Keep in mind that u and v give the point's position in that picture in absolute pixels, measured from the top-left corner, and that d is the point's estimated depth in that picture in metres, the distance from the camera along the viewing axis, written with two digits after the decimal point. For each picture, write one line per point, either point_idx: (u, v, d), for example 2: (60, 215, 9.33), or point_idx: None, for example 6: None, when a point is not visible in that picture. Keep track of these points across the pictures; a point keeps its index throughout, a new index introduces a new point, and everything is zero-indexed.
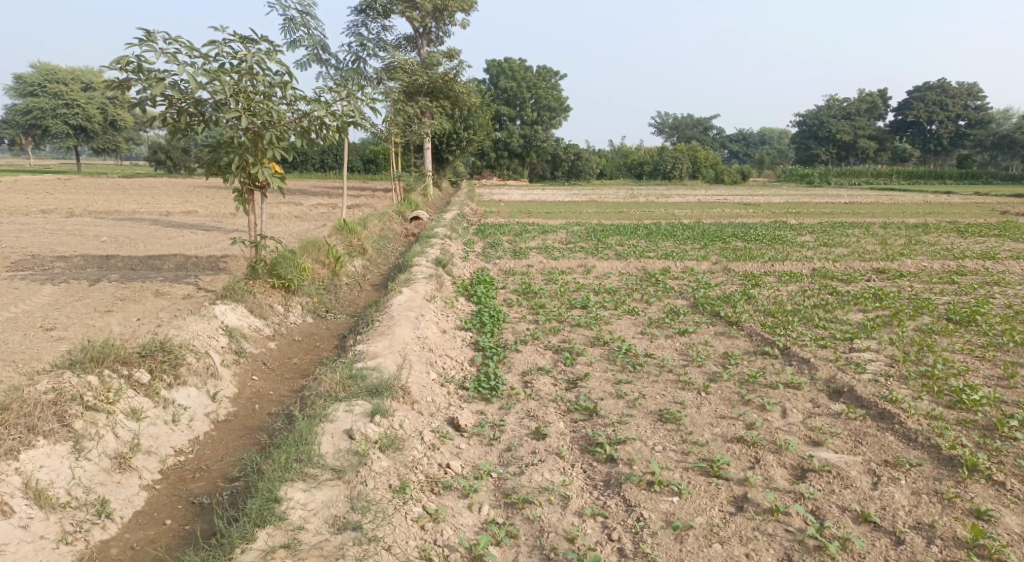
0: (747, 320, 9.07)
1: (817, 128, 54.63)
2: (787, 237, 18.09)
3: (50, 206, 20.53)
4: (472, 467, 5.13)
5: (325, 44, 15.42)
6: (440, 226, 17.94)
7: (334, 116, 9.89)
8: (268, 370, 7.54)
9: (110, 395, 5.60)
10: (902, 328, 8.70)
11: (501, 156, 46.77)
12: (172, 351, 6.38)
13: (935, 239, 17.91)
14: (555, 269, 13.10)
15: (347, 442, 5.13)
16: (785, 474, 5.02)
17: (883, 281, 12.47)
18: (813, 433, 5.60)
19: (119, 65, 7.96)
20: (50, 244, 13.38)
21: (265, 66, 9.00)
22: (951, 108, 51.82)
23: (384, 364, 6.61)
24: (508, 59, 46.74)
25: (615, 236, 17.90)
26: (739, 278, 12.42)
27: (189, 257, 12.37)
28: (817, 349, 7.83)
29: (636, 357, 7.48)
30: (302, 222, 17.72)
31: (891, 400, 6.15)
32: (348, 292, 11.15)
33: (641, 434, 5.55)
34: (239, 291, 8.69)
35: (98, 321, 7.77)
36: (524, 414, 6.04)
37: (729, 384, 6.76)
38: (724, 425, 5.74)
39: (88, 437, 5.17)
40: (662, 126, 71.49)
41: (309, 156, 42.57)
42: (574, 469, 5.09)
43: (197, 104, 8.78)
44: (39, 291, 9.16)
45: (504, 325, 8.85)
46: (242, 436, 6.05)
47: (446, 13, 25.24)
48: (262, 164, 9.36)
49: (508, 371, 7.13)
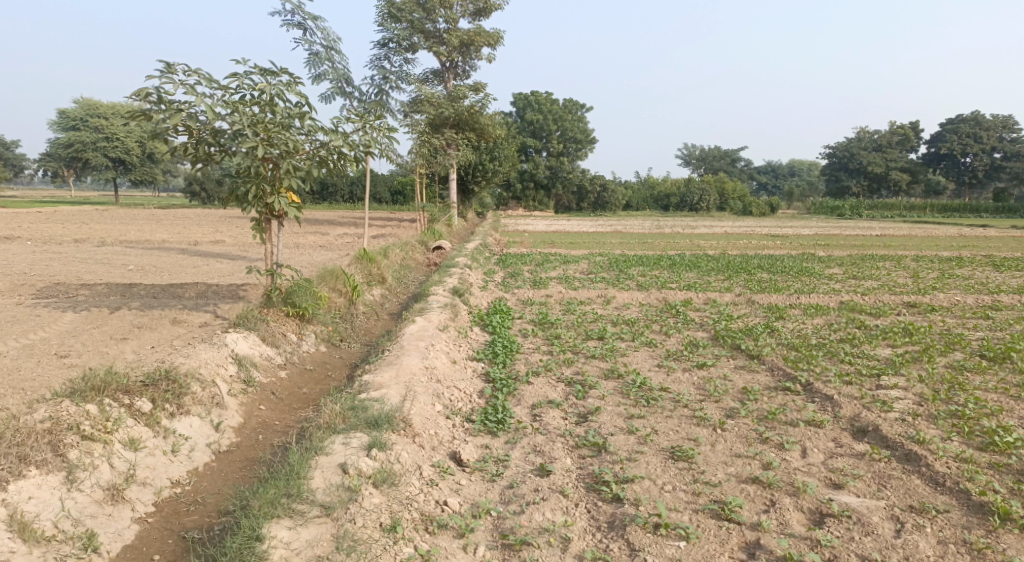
0: (768, 354, 8.76)
1: (847, 160, 54.04)
2: (814, 269, 17.68)
3: (83, 235, 20.91)
4: (472, 504, 4.92)
5: (349, 76, 15.56)
6: (461, 256, 17.86)
7: (352, 146, 9.88)
8: (275, 400, 7.41)
9: (108, 424, 5.49)
10: (933, 364, 8.34)
11: (527, 187, 46.87)
12: (176, 380, 6.28)
13: (969, 273, 17.40)
14: (575, 300, 12.89)
15: (340, 477, 4.95)
16: (802, 519, 4.73)
17: (914, 315, 12.06)
18: (833, 474, 5.30)
19: (139, 96, 7.99)
20: (77, 272, 13.53)
21: (284, 98, 8.99)
22: (985, 140, 50.87)
23: (388, 396, 6.44)
24: (534, 92, 47.14)
25: (638, 267, 17.67)
26: (763, 311, 12.12)
27: (210, 286, 12.39)
28: (841, 385, 7.50)
29: (651, 391, 7.22)
30: (325, 251, 17.79)
31: (918, 441, 5.82)
32: (365, 321, 11.03)
33: (650, 472, 5.30)
34: (252, 319, 8.63)
35: (112, 349, 7.72)
36: (531, 449, 5.83)
37: (747, 420, 6.48)
38: (738, 465, 5.47)
39: (81, 467, 5.07)
40: (690, 158, 71.20)
41: (337, 186, 43.08)
42: (578, 509, 4.85)
43: (216, 134, 8.77)
44: (60, 318, 9.20)
45: (517, 356, 8.64)
46: (242, 468, 5.90)
47: (473, 47, 25.41)
48: (278, 194, 9.30)
49: (518, 404, 6.91)
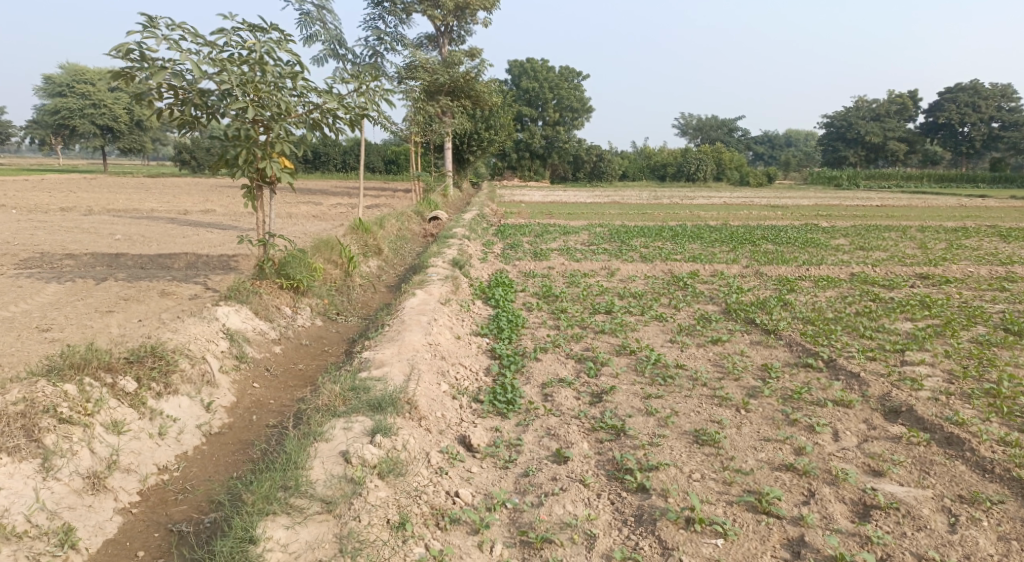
0: (785, 328, 8.34)
1: (845, 130, 53.44)
2: (820, 240, 17.25)
3: (70, 204, 20.18)
4: (485, 496, 4.54)
5: (342, 38, 14.96)
6: (459, 226, 17.35)
7: (347, 109, 9.33)
8: (271, 377, 6.99)
9: (89, 406, 5.07)
10: (957, 339, 7.98)
11: (522, 157, 46.09)
12: (163, 357, 5.85)
13: (977, 243, 16.99)
14: (578, 272, 12.45)
15: (341, 467, 4.56)
16: (846, 512, 4.38)
17: (928, 287, 11.65)
18: (871, 460, 4.95)
19: (120, 53, 7.42)
20: (63, 242, 12.98)
21: (275, 56, 8.41)
22: (984, 109, 50.09)
23: (390, 375, 6.02)
24: (530, 59, 46.22)
25: (640, 238, 17.17)
26: (773, 283, 11.68)
27: (200, 256, 11.87)
28: (865, 362, 7.12)
29: (666, 369, 6.82)
30: (319, 221, 17.26)
31: (958, 423, 5.45)
32: (362, 294, 10.56)
33: (676, 459, 4.91)
34: (244, 292, 8.17)
35: (97, 323, 7.28)
36: (544, 432, 5.43)
37: (772, 400, 6.09)
38: (769, 450, 5.09)
39: (59, 453, 4.67)
40: (686, 128, 70.38)
41: (330, 155, 42.24)
42: (601, 500, 4.48)
43: (202, 94, 8.22)
44: (43, 289, 8.71)
45: (522, 331, 8.22)
46: (234, 452, 5.49)
47: (469, 11, 24.69)
48: (270, 159, 8.71)
49: (526, 382, 6.50)
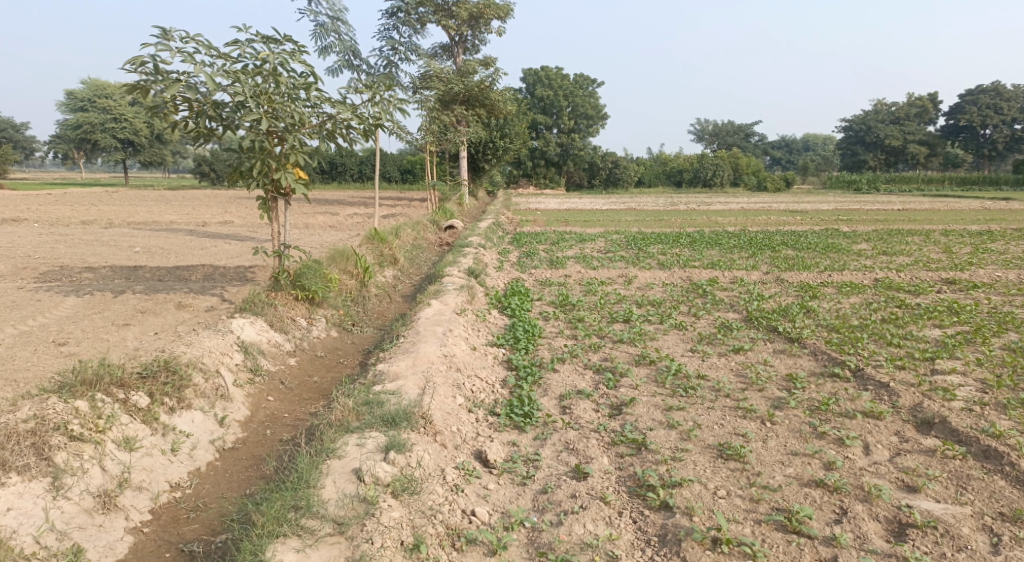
0: (809, 336, 8.13)
1: (864, 133, 52.84)
2: (842, 245, 16.95)
3: (90, 217, 20.32)
4: (503, 514, 4.40)
5: (357, 49, 14.95)
6: (475, 235, 17.24)
7: (361, 119, 9.25)
8: (285, 390, 6.89)
9: (100, 423, 4.98)
10: (988, 347, 7.73)
11: (538, 164, 46.03)
12: (176, 371, 5.76)
13: (1003, 247, 16.61)
14: (595, 280, 12.29)
15: (354, 486, 4.44)
16: (881, 531, 4.21)
17: (955, 293, 11.36)
18: (905, 475, 4.76)
19: (134, 66, 7.39)
20: (82, 255, 13.01)
21: (289, 67, 8.35)
22: (1006, 111, 49.33)
23: (405, 388, 5.90)
24: (545, 67, 46.17)
25: (657, 245, 16.97)
26: (794, 289, 11.46)
27: (216, 268, 11.83)
28: (894, 371, 6.89)
29: (688, 379, 6.64)
30: (335, 232, 17.23)
31: (995, 435, 5.24)
32: (377, 305, 10.46)
33: (700, 474, 4.74)
34: (259, 303, 8.09)
35: (112, 336, 7.22)
36: (563, 446, 5.28)
37: (798, 412, 5.89)
38: (797, 464, 4.90)
39: (69, 472, 4.58)
40: (702, 133, 70.13)
41: (347, 165, 42.42)
42: (623, 519, 4.32)
43: (216, 107, 8.17)
44: (61, 302, 8.70)
45: (539, 342, 8.07)
46: (248, 468, 5.38)
47: (483, 20, 24.66)
48: (285, 170, 8.64)
49: (544, 394, 6.35)
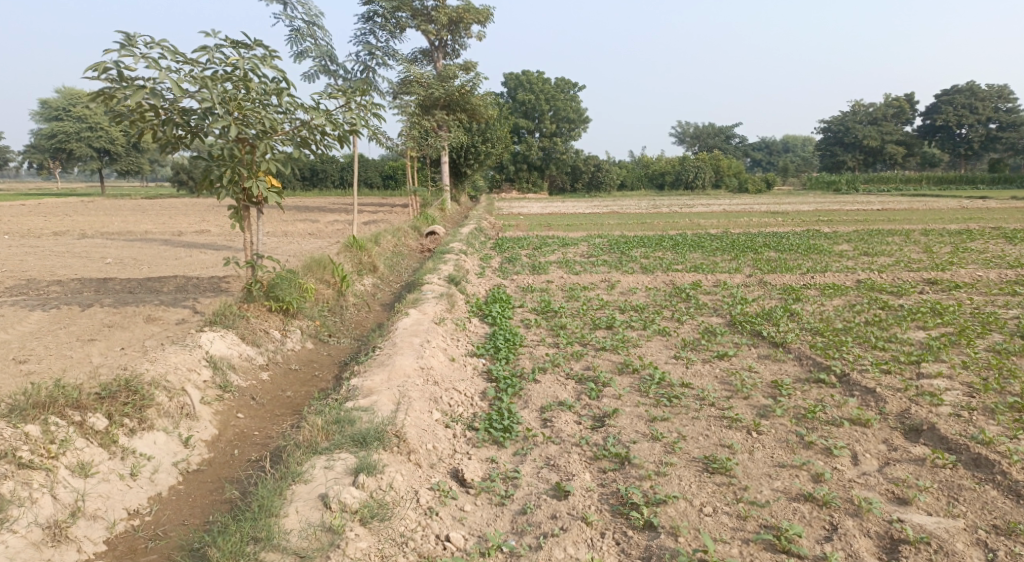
0: (794, 340, 7.98)
1: (842, 135, 53.22)
2: (823, 247, 16.91)
3: (64, 228, 19.87)
4: (479, 539, 4.21)
5: (334, 54, 14.69)
6: (456, 241, 17.02)
7: (335, 125, 9.01)
8: (256, 407, 6.64)
9: (52, 449, 4.73)
10: (973, 348, 7.62)
11: (520, 169, 45.92)
12: (138, 391, 5.49)
13: (983, 246, 16.64)
14: (576, 285, 12.09)
15: (321, 513, 4.22)
16: (872, 548, 4.06)
17: (938, 293, 11.29)
18: (895, 487, 4.60)
19: (97, 72, 7.11)
20: (52, 267, 12.66)
21: (259, 73, 8.11)
22: (981, 111, 49.84)
23: (378, 405, 5.67)
24: (526, 72, 46.04)
25: (639, 249, 16.85)
26: (777, 292, 11.34)
27: (190, 279, 11.52)
28: (879, 375, 6.75)
29: (671, 388, 6.45)
30: (313, 239, 16.93)
31: (985, 442, 5.09)
32: (355, 314, 10.21)
33: (684, 490, 4.57)
34: (230, 316, 7.82)
35: (76, 352, 6.95)
36: (543, 462, 5.08)
37: (784, 421, 5.72)
38: (785, 477, 4.74)
39: (15, 503, 4.31)
40: (684, 135, 70.48)
41: (327, 172, 42.07)
42: (604, 541, 4.15)
43: (184, 114, 7.90)
44: (26, 317, 8.39)
45: (520, 350, 7.86)
46: (213, 492, 5.14)
47: (463, 25, 24.49)
48: (256, 178, 8.37)
49: (524, 407, 6.14)
